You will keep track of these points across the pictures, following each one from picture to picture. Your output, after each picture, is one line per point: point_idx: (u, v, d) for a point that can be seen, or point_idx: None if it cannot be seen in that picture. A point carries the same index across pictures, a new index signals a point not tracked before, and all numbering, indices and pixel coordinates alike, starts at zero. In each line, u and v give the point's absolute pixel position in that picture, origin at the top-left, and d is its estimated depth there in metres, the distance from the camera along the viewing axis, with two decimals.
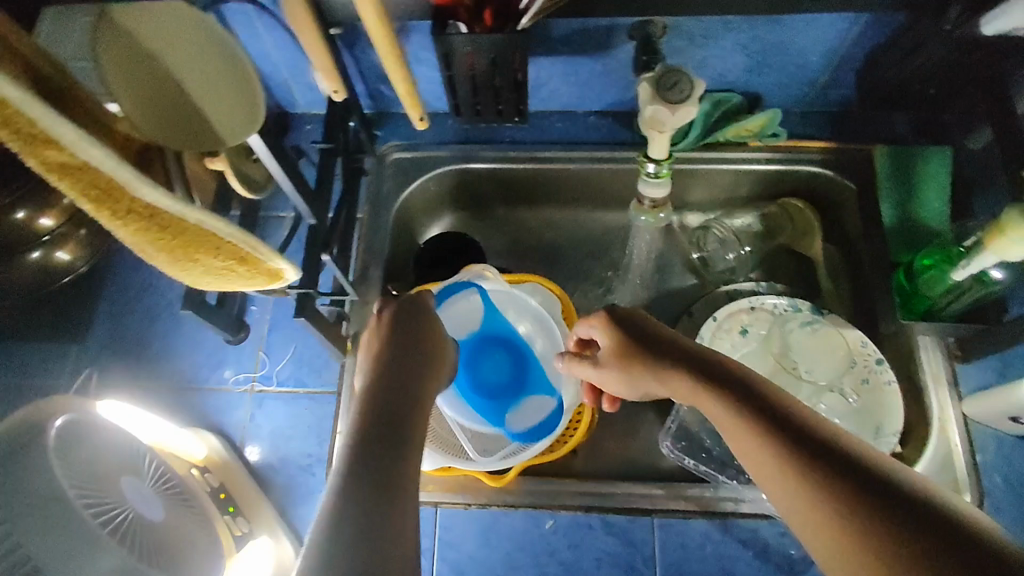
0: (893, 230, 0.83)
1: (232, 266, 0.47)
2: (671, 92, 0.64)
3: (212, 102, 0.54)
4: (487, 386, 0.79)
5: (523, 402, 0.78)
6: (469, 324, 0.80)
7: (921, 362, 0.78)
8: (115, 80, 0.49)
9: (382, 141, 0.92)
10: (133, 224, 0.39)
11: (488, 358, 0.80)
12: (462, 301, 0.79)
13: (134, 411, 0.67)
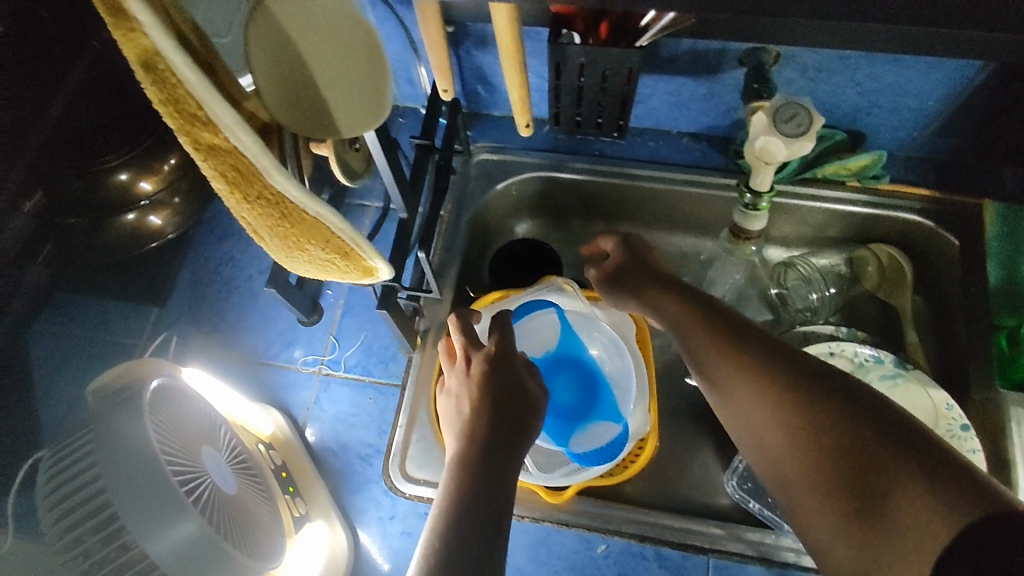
0: (998, 291, 0.76)
1: (332, 258, 0.48)
2: (787, 125, 0.62)
3: (341, 96, 0.52)
4: (555, 405, 0.76)
5: (590, 424, 0.75)
6: (542, 341, 0.79)
7: (1013, 433, 0.73)
8: (257, 58, 0.48)
9: (472, 141, 0.92)
10: (259, 209, 0.41)
11: (558, 378, 0.78)
12: (538, 317, 0.79)
13: (210, 380, 0.68)
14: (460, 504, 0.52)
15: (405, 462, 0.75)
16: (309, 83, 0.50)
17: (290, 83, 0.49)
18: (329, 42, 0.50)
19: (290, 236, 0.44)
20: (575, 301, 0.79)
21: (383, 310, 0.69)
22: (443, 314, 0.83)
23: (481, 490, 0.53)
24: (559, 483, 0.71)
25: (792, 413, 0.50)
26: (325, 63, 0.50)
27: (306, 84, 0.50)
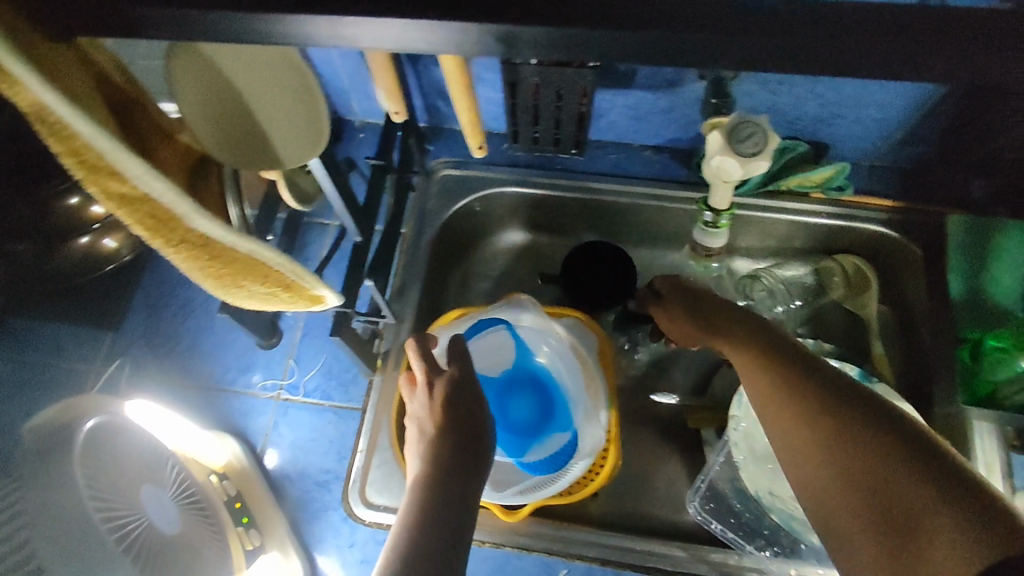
0: (959, 306, 0.75)
1: (275, 292, 0.45)
2: (744, 144, 0.61)
3: (275, 128, 0.54)
4: (513, 419, 0.77)
5: (545, 437, 0.76)
6: (501, 357, 0.79)
7: (975, 448, 0.73)
8: (186, 101, 0.49)
9: (433, 157, 0.91)
10: (184, 252, 0.37)
11: (514, 392, 0.78)
12: (493, 335, 0.78)
13: (159, 412, 0.68)
14: (427, 522, 0.51)
15: (364, 487, 0.74)
16: (243, 120, 0.52)
17: (226, 124, 0.52)
18: (266, 86, 0.51)
19: (224, 276, 0.41)
20: (533, 317, 0.77)
21: (336, 337, 0.68)
22: (403, 335, 0.81)
23: (440, 525, 0.51)
24: (514, 502, 0.69)
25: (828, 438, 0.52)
26: (260, 99, 0.52)
27: (239, 122, 0.52)
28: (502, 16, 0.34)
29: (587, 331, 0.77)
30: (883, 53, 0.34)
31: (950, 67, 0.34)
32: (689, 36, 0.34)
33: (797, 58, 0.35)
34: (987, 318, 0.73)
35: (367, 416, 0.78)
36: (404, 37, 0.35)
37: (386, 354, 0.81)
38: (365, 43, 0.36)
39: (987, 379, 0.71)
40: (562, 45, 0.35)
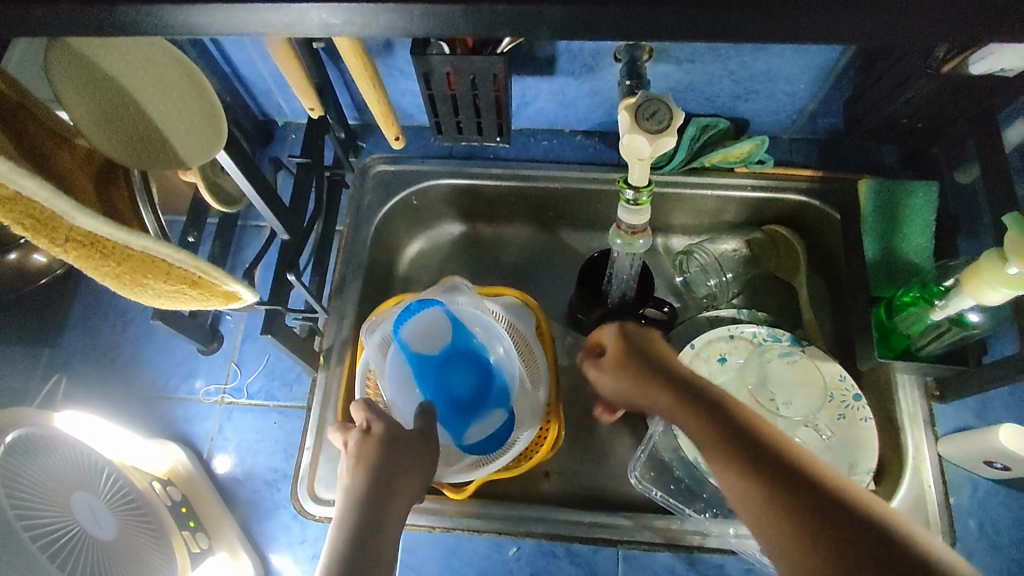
0: (874, 265, 0.78)
1: (182, 289, 0.46)
2: (648, 122, 0.63)
3: (171, 124, 0.54)
4: (449, 399, 0.77)
5: (483, 415, 0.77)
6: (435, 339, 0.79)
7: (898, 400, 0.77)
8: (70, 97, 0.49)
9: (367, 154, 0.92)
10: (74, 251, 0.39)
11: (454, 371, 0.79)
12: (427, 318, 0.78)
13: (91, 422, 0.66)
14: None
15: (313, 484, 0.75)
16: (137, 116, 0.52)
17: (120, 122, 0.51)
18: (153, 81, 0.52)
19: (123, 275, 0.42)
20: (467, 299, 0.79)
21: (269, 335, 0.68)
22: (345, 330, 0.82)
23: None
24: (462, 480, 0.72)
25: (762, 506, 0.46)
26: (152, 94, 0.52)
27: (133, 119, 0.52)
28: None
29: (526, 308, 0.80)
30: (735, 20, 0.36)
31: (794, 27, 0.37)
32: (551, 11, 0.36)
33: (658, 26, 0.37)
34: (899, 278, 0.78)
35: (312, 412, 0.79)
36: (279, 22, 0.36)
37: (328, 350, 0.82)
38: (244, 31, 0.37)
39: (902, 332, 0.75)
40: (433, 25, 0.37)
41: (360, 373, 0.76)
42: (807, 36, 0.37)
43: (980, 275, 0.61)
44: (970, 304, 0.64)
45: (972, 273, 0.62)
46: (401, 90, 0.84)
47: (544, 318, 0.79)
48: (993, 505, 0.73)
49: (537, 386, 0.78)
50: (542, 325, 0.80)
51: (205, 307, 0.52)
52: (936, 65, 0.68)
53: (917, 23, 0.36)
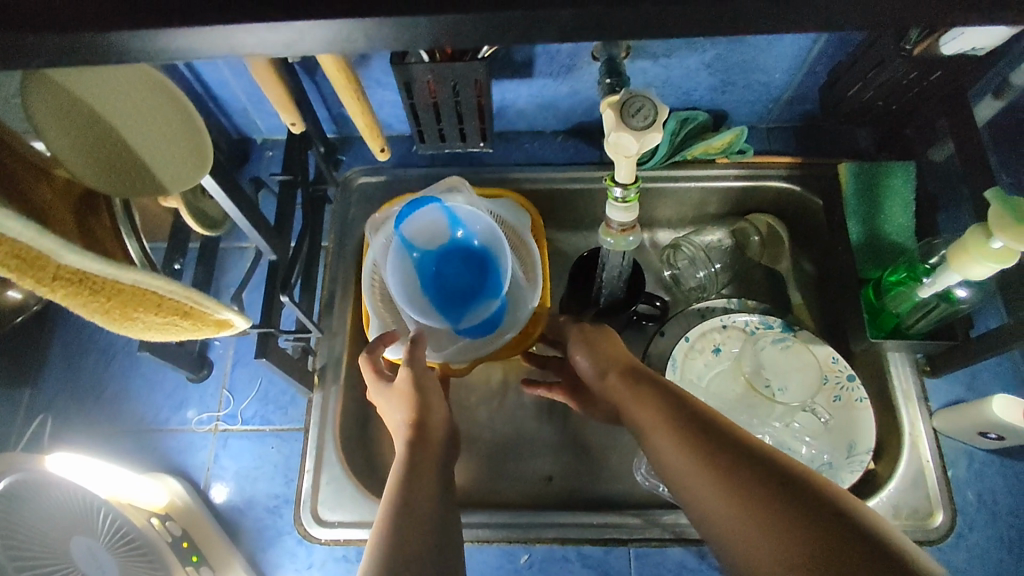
0: (859, 247, 0.79)
1: (175, 322, 0.46)
2: (635, 118, 0.63)
3: (155, 152, 0.53)
4: (451, 291, 0.83)
5: (477, 305, 0.82)
6: (436, 235, 0.83)
7: (892, 378, 0.78)
8: (48, 129, 0.48)
9: (348, 167, 0.91)
10: (64, 290, 0.38)
11: (452, 265, 0.83)
12: (428, 215, 0.82)
13: (83, 462, 0.62)
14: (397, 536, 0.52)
15: (317, 506, 0.74)
16: (119, 145, 0.51)
17: (101, 153, 0.51)
18: (137, 110, 0.51)
19: (115, 311, 0.41)
20: (465, 198, 0.84)
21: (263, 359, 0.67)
22: (338, 348, 0.81)
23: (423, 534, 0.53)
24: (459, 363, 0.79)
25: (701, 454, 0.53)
26: (135, 123, 0.51)
27: (114, 148, 0.51)
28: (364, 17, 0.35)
29: (521, 208, 0.85)
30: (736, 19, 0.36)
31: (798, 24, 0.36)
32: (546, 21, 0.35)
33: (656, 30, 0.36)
34: (884, 257, 0.79)
35: (311, 434, 0.78)
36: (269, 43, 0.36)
37: (322, 369, 0.81)
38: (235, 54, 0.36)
39: (892, 311, 0.76)
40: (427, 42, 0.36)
41: (368, 271, 0.82)
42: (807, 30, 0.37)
43: (967, 249, 0.62)
44: (958, 279, 0.65)
45: (959, 248, 0.63)
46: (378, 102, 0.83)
47: (542, 221, 0.84)
48: (989, 474, 0.75)
49: (532, 282, 0.83)
50: (536, 224, 0.86)
51: (193, 337, 0.52)
52: (909, 48, 0.70)
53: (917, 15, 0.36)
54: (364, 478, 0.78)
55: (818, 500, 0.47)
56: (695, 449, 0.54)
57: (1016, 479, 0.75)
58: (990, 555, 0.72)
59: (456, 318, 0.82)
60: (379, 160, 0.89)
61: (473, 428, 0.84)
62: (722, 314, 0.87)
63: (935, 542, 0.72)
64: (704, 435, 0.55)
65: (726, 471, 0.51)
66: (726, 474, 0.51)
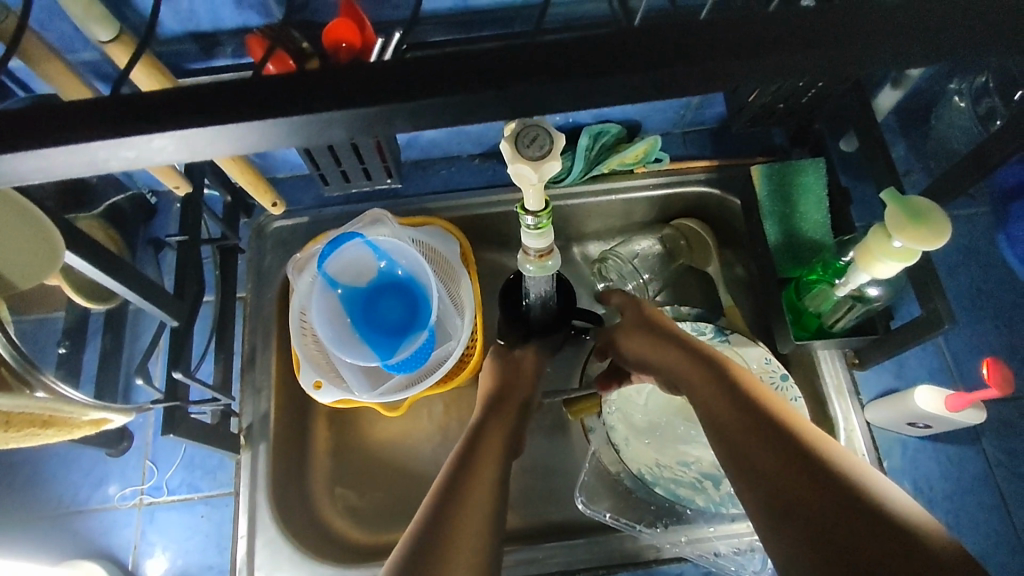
0: (778, 247, 0.80)
1: (36, 431, 0.52)
2: (530, 149, 0.61)
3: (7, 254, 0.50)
4: (382, 327, 0.80)
5: (410, 337, 0.79)
6: (365, 270, 0.81)
7: (823, 372, 0.79)
8: None
9: (260, 212, 0.88)
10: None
11: (385, 299, 0.81)
12: (350, 251, 0.79)
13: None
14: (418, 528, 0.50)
15: (254, 572, 0.72)
16: None
17: None
18: None
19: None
20: (390, 230, 0.80)
21: (171, 433, 0.64)
22: (263, 404, 0.79)
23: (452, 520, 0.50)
24: (388, 398, 0.75)
25: (771, 448, 0.52)
26: None
27: None
28: (177, 114, 0.33)
29: (448, 234, 0.83)
30: (579, 88, 0.34)
31: (642, 86, 0.35)
32: (375, 110, 0.34)
33: (503, 110, 0.35)
34: (803, 256, 0.79)
35: (241, 497, 0.75)
36: (79, 159, 0.33)
37: (248, 429, 0.78)
38: (38, 175, 0.33)
39: (813, 311, 0.75)
40: (258, 140, 0.34)
41: (295, 317, 0.78)
42: (654, 90, 0.36)
43: (869, 251, 0.62)
44: (866, 278, 0.66)
45: (863, 250, 0.63)
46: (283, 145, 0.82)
47: (467, 244, 0.82)
48: (923, 460, 0.76)
49: (461, 313, 0.81)
50: (465, 250, 0.83)
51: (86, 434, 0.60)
52: None
53: (761, 69, 0.35)
54: (302, 536, 0.75)
55: (859, 499, 0.47)
56: (742, 429, 0.54)
57: (949, 465, 0.76)
58: None
59: (388, 354, 0.78)
60: (274, 212, 0.85)
61: (413, 470, 0.82)
62: None
63: None
64: (768, 429, 0.53)
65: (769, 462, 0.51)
66: (766, 453, 0.52)
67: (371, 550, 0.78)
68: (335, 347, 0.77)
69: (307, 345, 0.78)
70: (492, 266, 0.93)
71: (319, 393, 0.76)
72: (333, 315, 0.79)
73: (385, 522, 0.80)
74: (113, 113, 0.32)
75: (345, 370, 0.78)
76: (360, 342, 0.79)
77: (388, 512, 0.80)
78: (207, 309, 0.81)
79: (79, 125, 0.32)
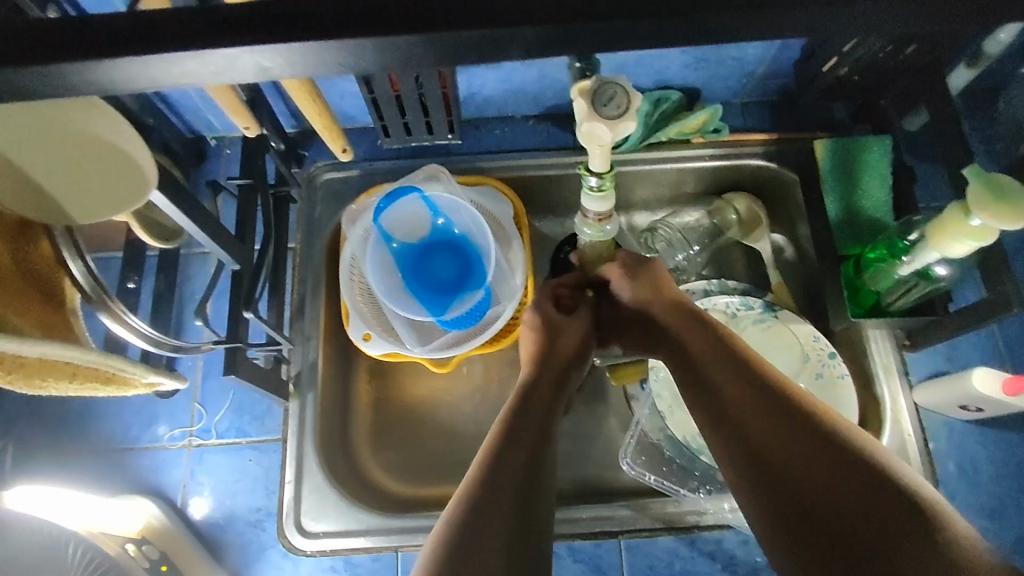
0: (835, 224, 0.79)
1: (97, 385, 0.57)
2: (607, 107, 0.60)
3: (109, 167, 0.54)
4: (433, 283, 0.80)
5: (465, 294, 0.79)
6: (418, 226, 0.80)
7: (871, 354, 0.78)
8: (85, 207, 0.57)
9: (311, 163, 0.86)
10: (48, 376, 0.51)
11: (438, 255, 0.80)
12: (404, 207, 0.79)
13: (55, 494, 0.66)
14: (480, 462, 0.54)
15: (300, 516, 0.73)
16: (89, 177, 0.55)
17: (96, 185, 0.55)
18: (83, 165, 0.54)
19: (29, 379, 0.50)
20: (445, 187, 0.79)
21: (231, 374, 0.65)
22: (312, 352, 0.79)
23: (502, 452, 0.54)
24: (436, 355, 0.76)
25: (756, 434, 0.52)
26: (90, 171, 0.54)
27: (96, 179, 0.55)
28: (291, 22, 0.31)
29: (502, 196, 0.82)
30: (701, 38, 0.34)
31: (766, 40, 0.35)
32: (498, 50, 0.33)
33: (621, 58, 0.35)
34: (861, 234, 0.79)
35: (289, 443, 0.76)
36: (210, 67, 0.32)
37: (297, 377, 0.78)
38: (126, 87, 0.33)
39: (870, 289, 0.75)
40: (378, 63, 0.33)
41: (346, 266, 0.78)
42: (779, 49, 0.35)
43: (945, 229, 0.61)
44: (936, 257, 0.65)
45: (937, 228, 0.62)
46: (340, 93, 0.80)
47: (522, 205, 0.81)
48: (969, 444, 0.76)
49: (513, 274, 0.80)
50: (518, 212, 0.82)
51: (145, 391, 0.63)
52: None
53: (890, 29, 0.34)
54: (347, 485, 0.76)
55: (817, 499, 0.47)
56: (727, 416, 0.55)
57: (994, 449, 0.76)
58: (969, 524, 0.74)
59: (441, 310, 0.79)
60: (342, 158, 0.85)
61: (455, 427, 0.83)
62: (702, 297, 0.84)
63: None
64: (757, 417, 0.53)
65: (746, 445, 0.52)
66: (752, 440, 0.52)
67: (414, 503, 0.79)
68: (387, 300, 0.77)
69: (356, 296, 0.78)
70: (540, 231, 0.92)
71: (368, 345, 0.76)
72: (384, 271, 0.79)
73: (427, 477, 0.81)
74: (251, 23, 0.31)
75: (395, 323, 0.78)
76: (413, 299, 0.79)
77: (428, 466, 0.81)
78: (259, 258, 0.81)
79: (187, 28, 0.31)
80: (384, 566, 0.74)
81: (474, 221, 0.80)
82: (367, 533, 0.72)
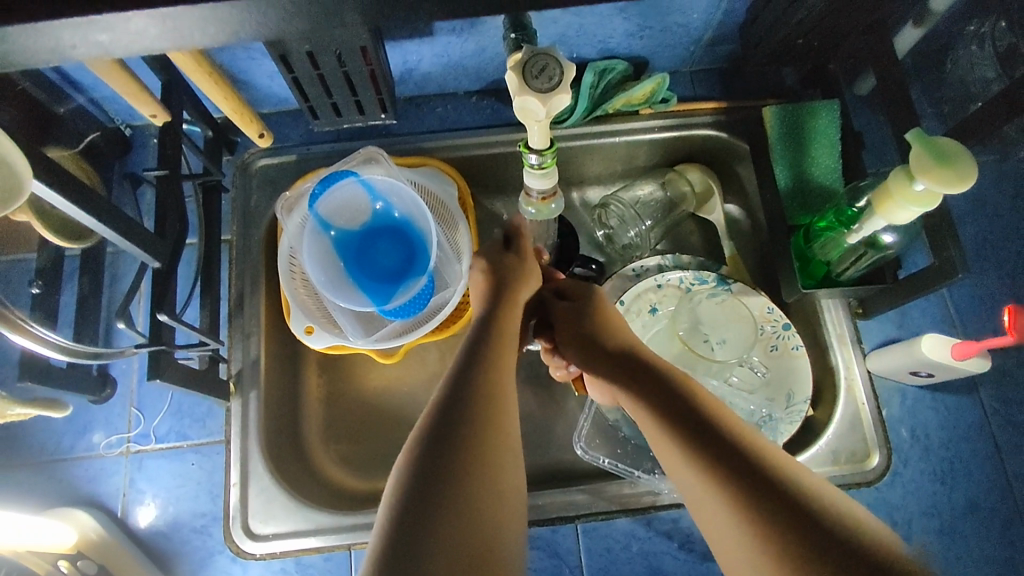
0: (786, 194, 0.77)
1: None
2: (538, 80, 0.57)
3: None
4: (376, 273, 0.75)
5: (409, 281, 0.75)
6: (359, 211, 0.76)
7: (825, 323, 0.78)
8: None
9: (244, 149, 0.82)
10: None
11: (382, 242, 0.76)
12: (341, 195, 0.75)
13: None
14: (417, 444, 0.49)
15: (247, 520, 0.70)
16: None
17: None
18: None
19: None
20: (385, 170, 0.76)
21: (157, 379, 0.62)
22: (253, 349, 0.76)
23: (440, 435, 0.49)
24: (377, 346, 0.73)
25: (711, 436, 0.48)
26: None
27: None
28: None
29: (445, 177, 0.79)
30: None
31: None
32: None
33: None
34: (811, 204, 0.77)
35: (232, 445, 0.73)
36: None
37: (238, 375, 0.75)
38: None
39: (821, 259, 0.74)
40: None
41: (285, 259, 0.75)
42: None
43: (890, 195, 0.60)
44: (883, 224, 0.64)
45: (883, 195, 0.61)
46: (266, 75, 0.75)
47: (466, 188, 0.78)
48: (922, 409, 0.76)
49: (459, 258, 0.79)
50: (464, 194, 0.80)
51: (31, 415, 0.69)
52: None
53: None
54: (297, 484, 0.74)
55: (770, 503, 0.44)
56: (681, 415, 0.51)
57: (946, 413, 0.76)
58: (922, 488, 0.74)
59: (384, 300, 0.75)
60: (265, 143, 0.80)
61: (407, 418, 0.80)
62: (655, 273, 0.83)
63: (872, 483, 0.72)
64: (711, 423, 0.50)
65: (708, 458, 0.47)
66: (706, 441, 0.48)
67: (368, 498, 0.77)
68: (326, 291, 0.73)
69: (298, 290, 0.76)
70: (490, 213, 0.89)
71: (310, 338, 0.74)
72: (321, 258, 0.75)
73: (381, 471, 0.78)
74: None
75: (338, 313, 0.75)
76: (356, 288, 0.74)
77: (383, 460, 0.79)
78: (191, 253, 0.77)
79: None
80: (338, 565, 0.72)
81: (416, 202, 0.75)
82: (318, 533, 0.70)
